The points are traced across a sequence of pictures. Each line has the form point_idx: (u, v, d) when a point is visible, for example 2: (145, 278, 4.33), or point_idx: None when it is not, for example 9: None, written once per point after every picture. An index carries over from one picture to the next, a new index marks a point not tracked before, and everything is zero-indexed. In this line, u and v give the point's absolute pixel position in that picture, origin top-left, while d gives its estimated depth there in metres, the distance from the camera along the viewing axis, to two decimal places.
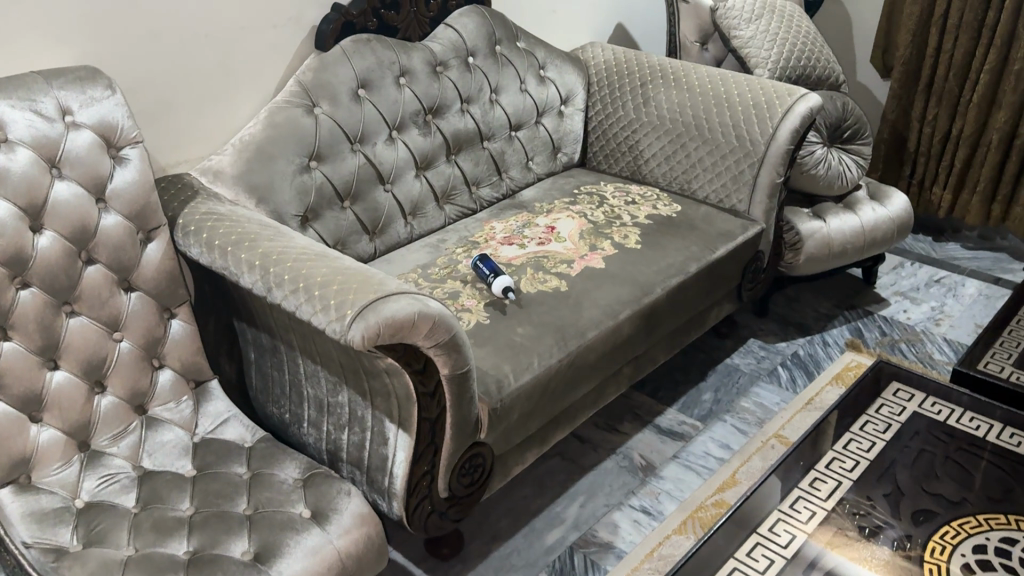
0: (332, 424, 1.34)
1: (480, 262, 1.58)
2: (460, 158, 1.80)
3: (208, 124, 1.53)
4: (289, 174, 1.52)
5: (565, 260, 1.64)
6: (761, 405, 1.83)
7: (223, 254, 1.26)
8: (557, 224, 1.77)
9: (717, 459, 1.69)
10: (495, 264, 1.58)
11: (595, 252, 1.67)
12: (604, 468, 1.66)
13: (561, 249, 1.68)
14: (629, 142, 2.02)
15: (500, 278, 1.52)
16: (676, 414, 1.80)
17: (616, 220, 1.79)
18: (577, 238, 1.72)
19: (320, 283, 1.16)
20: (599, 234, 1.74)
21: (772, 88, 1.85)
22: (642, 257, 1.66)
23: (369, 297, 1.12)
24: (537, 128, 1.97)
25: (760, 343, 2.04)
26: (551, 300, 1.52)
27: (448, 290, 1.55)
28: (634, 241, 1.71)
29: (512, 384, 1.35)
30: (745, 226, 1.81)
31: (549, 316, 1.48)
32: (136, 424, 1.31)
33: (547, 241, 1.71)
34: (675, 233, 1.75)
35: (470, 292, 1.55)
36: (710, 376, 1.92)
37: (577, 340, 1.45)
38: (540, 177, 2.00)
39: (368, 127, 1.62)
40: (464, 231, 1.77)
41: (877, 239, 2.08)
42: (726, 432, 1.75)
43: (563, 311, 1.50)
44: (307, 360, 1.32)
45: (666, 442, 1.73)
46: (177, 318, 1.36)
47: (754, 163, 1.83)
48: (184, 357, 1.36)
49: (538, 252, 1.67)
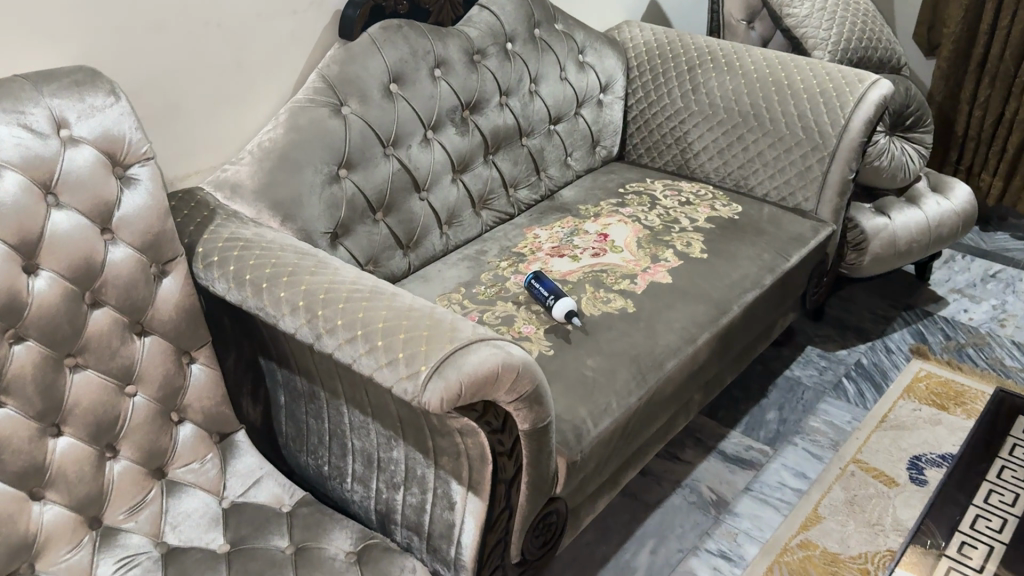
0: (383, 482, 1.15)
1: (535, 281, 1.38)
2: (499, 158, 1.60)
3: (221, 128, 1.31)
4: (318, 185, 1.32)
5: (626, 274, 1.45)
6: (830, 425, 1.68)
7: (257, 292, 1.06)
8: (610, 231, 1.58)
9: (793, 491, 1.53)
10: (553, 283, 1.39)
11: (658, 263, 1.49)
12: (671, 505, 1.50)
13: (619, 260, 1.49)
14: (676, 133, 1.84)
15: (561, 300, 1.33)
16: (742, 437, 1.65)
17: (675, 224, 1.61)
18: (635, 247, 1.53)
19: (382, 330, 0.96)
20: (658, 242, 1.55)
21: (841, 73, 1.67)
22: (711, 268, 1.49)
23: (444, 348, 0.93)
24: (577, 120, 1.77)
25: (818, 352, 1.88)
26: (621, 325, 1.34)
27: (501, 314, 1.36)
28: (699, 250, 1.53)
29: (591, 431, 1.17)
30: (816, 228, 1.64)
31: (621, 344, 1.30)
32: (156, 491, 1.11)
33: (603, 251, 1.52)
34: (742, 239, 1.57)
35: (526, 317, 1.36)
36: (772, 392, 1.76)
37: (656, 373, 1.27)
38: (579, 175, 1.81)
39: (401, 127, 1.41)
40: (505, 240, 1.58)
41: (940, 235, 1.92)
42: (799, 458, 1.60)
43: (637, 338, 1.32)
44: (355, 410, 1.13)
45: (736, 472, 1.57)
46: (197, 362, 1.16)
47: (824, 159, 1.65)
48: (207, 408, 1.17)
49: (594, 264, 1.48)
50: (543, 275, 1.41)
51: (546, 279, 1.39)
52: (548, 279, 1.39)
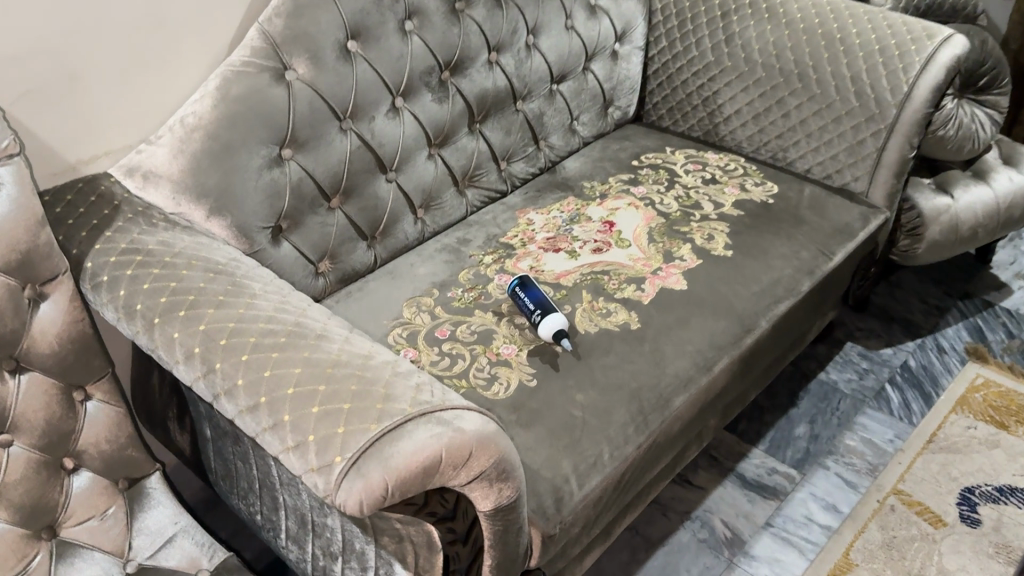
0: (320, 549, 0.95)
1: (519, 289, 1.14)
2: (487, 127, 1.35)
3: (136, 100, 1.07)
4: (255, 170, 1.08)
5: (632, 276, 1.21)
6: (869, 444, 1.45)
7: (147, 329, 0.84)
8: (617, 218, 1.33)
9: (821, 528, 1.32)
10: (542, 292, 1.14)
11: (671, 263, 1.24)
12: (678, 543, 1.29)
13: (625, 258, 1.24)
14: (704, 92, 1.56)
15: (549, 317, 1.09)
16: (765, 458, 1.43)
17: (695, 211, 1.35)
18: (646, 240, 1.28)
19: (293, 398, 0.74)
20: (675, 234, 1.30)
21: (906, 25, 1.37)
22: (736, 271, 1.24)
23: (370, 431, 0.71)
24: (586, 78, 1.50)
25: (859, 350, 1.64)
26: (622, 346, 1.10)
27: (476, 328, 1.13)
28: (722, 246, 1.28)
29: (574, 495, 0.95)
30: (866, 217, 1.38)
31: (620, 374, 1.07)
32: (43, 555, 0.91)
33: (607, 244, 1.27)
34: (775, 231, 1.31)
35: (506, 333, 1.12)
36: (802, 400, 1.53)
37: (661, 412, 1.04)
38: (587, 141, 1.55)
39: (362, 95, 1.16)
40: (492, 226, 1.34)
41: (1010, 217, 1.65)
42: (831, 487, 1.38)
43: (640, 365, 1.08)
44: (282, 465, 0.92)
45: (756, 502, 1.36)
46: (92, 399, 0.95)
47: (879, 132, 1.38)
48: (108, 453, 0.96)
49: (595, 262, 1.23)
50: (531, 281, 1.17)
51: (535, 287, 1.15)
52: (537, 287, 1.15)
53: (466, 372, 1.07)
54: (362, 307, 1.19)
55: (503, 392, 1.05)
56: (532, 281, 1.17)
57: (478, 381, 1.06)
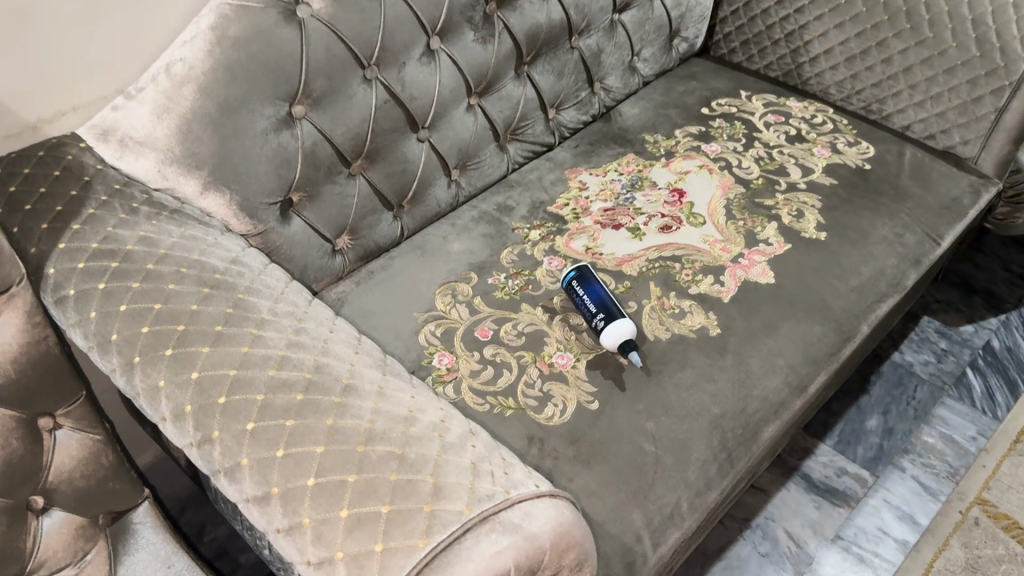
0: None
1: (577, 285, 0.95)
2: (537, 70, 1.13)
3: (109, 43, 0.85)
4: (259, 135, 0.87)
5: (709, 266, 1.02)
6: (949, 442, 1.29)
7: (125, 369, 0.66)
8: (687, 185, 1.13)
9: (896, 543, 1.17)
10: (604, 288, 0.95)
11: (754, 248, 1.04)
12: (737, 557, 1.15)
13: (700, 241, 1.05)
14: (787, 25, 1.32)
15: (615, 325, 0.91)
16: (833, 456, 1.27)
17: (779, 180, 1.14)
18: (723, 218, 1.08)
19: (314, 492, 0.56)
20: (756, 210, 1.09)
21: None
22: (830, 259, 1.04)
23: (418, 550, 0.53)
24: (652, 5, 1.26)
25: (935, 326, 1.47)
26: (700, 359, 0.92)
27: (524, 328, 0.95)
28: (813, 227, 1.08)
29: (647, 558, 0.79)
30: (976, 189, 1.17)
31: (698, 396, 0.89)
32: None
33: (677, 221, 1.07)
34: (874, 208, 1.11)
35: (560, 337, 0.94)
36: (874, 386, 1.37)
37: (748, 447, 0.87)
38: (646, 81, 1.33)
39: (391, 37, 0.94)
40: (539, 190, 1.14)
41: None
42: (907, 494, 1.23)
43: (722, 385, 0.90)
44: None
45: (823, 509, 1.21)
46: (61, 428, 0.76)
47: (1001, 91, 1.14)
48: (84, 488, 0.79)
49: (664, 245, 1.04)
50: (591, 271, 0.97)
51: (596, 281, 0.96)
52: (598, 281, 0.96)
53: (514, 388, 0.89)
54: (386, 294, 1.00)
55: (559, 416, 0.87)
56: (592, 271, 0.97)
57: (528, 401, 0.88)
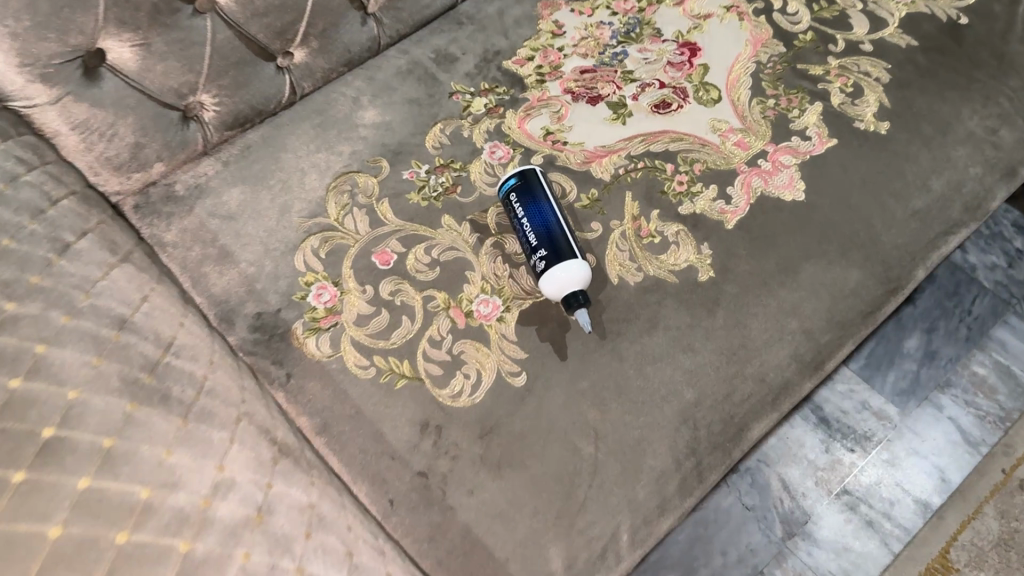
0: None
1: (516, 202, 0.67)
2: None
3: None
4: None
5: (714, 171, 0.72)
6: (1004, 376, 1.04)
7: None
8: (703, 37, 0.80)
9: (915, 504, 0.95)
10: (555, 207, 0.67)
11: (783, 145, 0.74)
12: (715, 510, 0.94)
13: (707, 129, 0.74)
14: None
15: (559, 268, 0.63)
16: (855, 384, 1.03)
17: (835, 35, 0.81)
18: (747, 94, 0.76)
19: None
20: (797, 83, 0.77)
21: None
22: (887, 167, 0.73)
23: None
24: None
25: (1014, 217, 1.15)
26: (679, 318, 0.66)
27: (441, 254, 0.68)
28: (873, 114, 0.76)
29: None
30: None
31: (669, 375, 0.64)
32: None
33: (679, 96, 0.76)
34: (963, 88, 0.78)
35: (487, 273, 0.67)
36: (923, 293, 1.09)
37: (727, 453, 0.62)
38: None
39: None
40: (494, 33, 0.82)
41: None
42: (940, 442, 0.99)
43: (704, 359, 0.64)
44: None
45: (832, 454, 0.98)
46: None
47: None
48: None
49: (656, 134, 0.74)
50: (542, 178, 0.68)
51: (546, 195, 0.67)
52: (549, 195, 0.67)
53: (413, 346, 0.64)
54: (263, 186, 0.73)
55: (467, 393, 0.62)
56: (544, 177, 0.68)
57: (429, 368, 0.63)
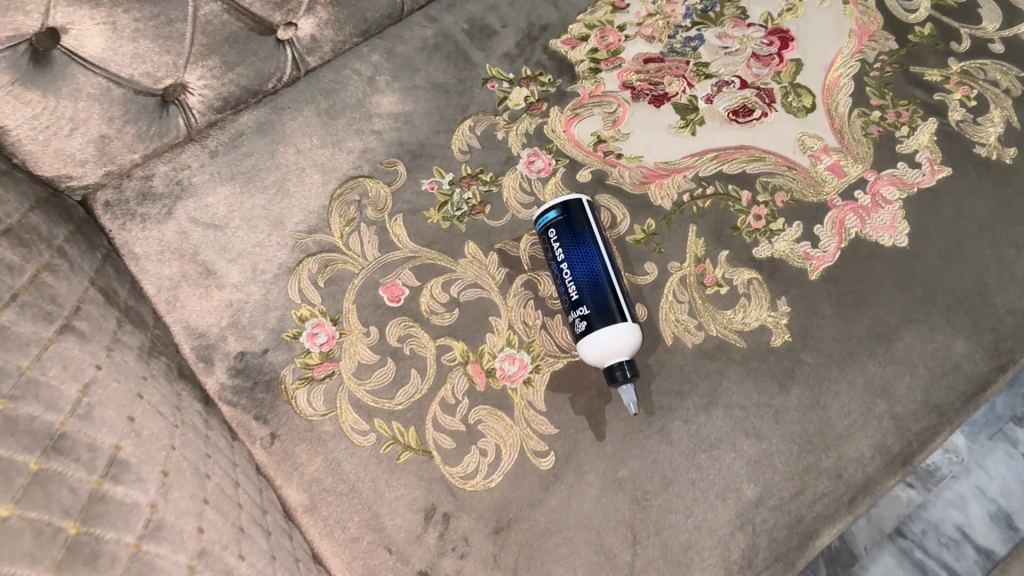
0: None
1: (556, 241, 0.55)
2: None
3: None
4: None
5: (799, 203, 0.59)
6: None
7: None
8: (797, 22, 0.66)
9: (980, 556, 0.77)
10: (603, 249, 0.54)
11: (886, 172, 0.60)
12: None
13: (794, 148, 0.61)
14: None
15: (603, 334, 0.52)
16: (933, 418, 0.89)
17: (959, 28, 0.65)
18: (846, 103, 0.62)
19: None
20: (908, 91, 0.63)
21: None
22: (1012, 207, 0.60)
23: None
24: None
25: None
26: (744, 394, 0.55)
27: (461, 292, 0.57)
28: (999, 137, 0.62)
29: None
30: None
31: (726, 466, 0.53)
32: None
33: (763, 101, 0.62)
34: None
35: (516, 320, 0.56)
36: None
37: (789, 567, 0.52)
38: None
39: None
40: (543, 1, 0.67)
41: None
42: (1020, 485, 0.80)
43: (771, 448, 0.54)
44: None
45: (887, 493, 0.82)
46: None
47: None
48: None
49: (731, 150, 0.61)
50: (588, 210, 0.55)
51: (592, 233, 0.54)
52: (597, 234, 0.55)
53: (422, 409, 0.54)
54: (256, 188, 0.61)
55: (483, 475, 0.52)
56: (591, 208, 0.56)
57: (439, 439, 0.53)
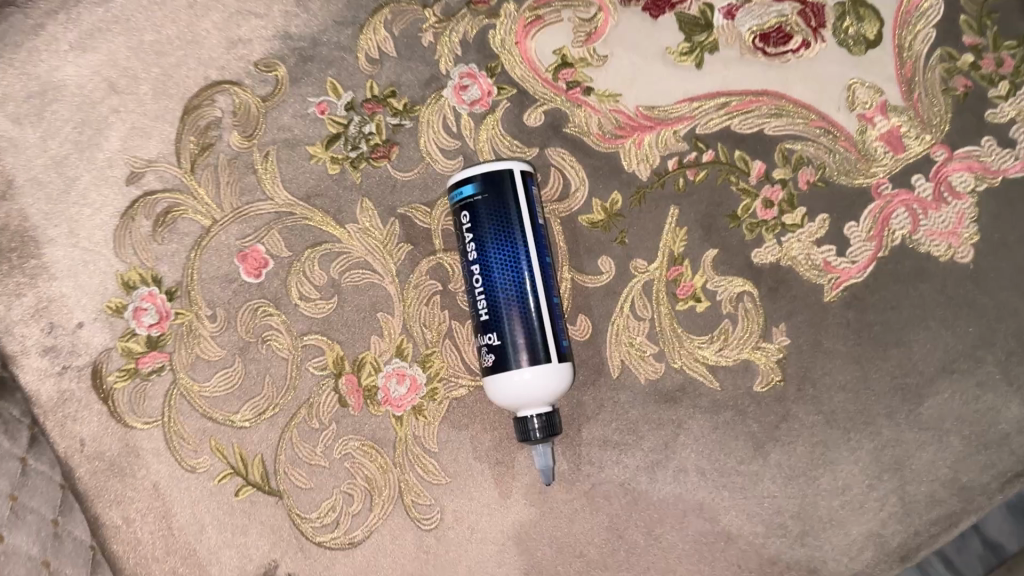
0: None
1: (468, 230, 0.39)
2: None
3: None
4: None
5: (831, 187, 0.42)
6: None
7: None
8: None
9: None
10: (534, 247, 0.39)
11: (963, 150, 0.42)
12: None
13: (838, 102, 0.43)
14: None
15: (515, 377, 0.37)
16: None
17: None
18: (927, 38, 0.43)
19: None
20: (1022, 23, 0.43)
21: None
22: None
23: None
24: None
25: None
26: (705, 455, 0.40)
27: (343, 273, 0.42)
28: None
29: None
30: None
31: (666, 550, 0.40)
32: None
33: (807, 23, 0.43)
34: None
35: (413, 323, 0.42)
36: None
37: None
38: None
39: None
40: None
41: None
42: None
43: (730, 530, 0.40)
44: None
45: None
46: None
47: None
48: None
49: (747, 99, 0.42)
50: (521, 187, 0.39)
51: (523, 224, 0.38)
52: (529, 224, 0.39)
53: (274, 431, 0.41)
54: (84, 84, 0.44)
55: (346, 529, 0.40)
56: (526, 181, 0.39)
57: (292, 475, 0.41)
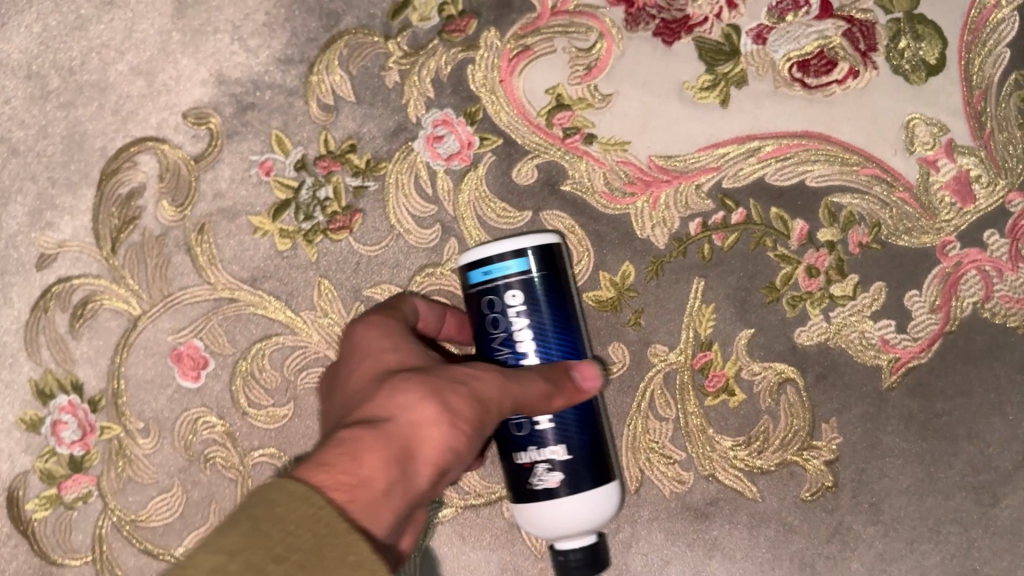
0: None
1: (490, 315, 0.31)
2: None
3: None
4: None
5: (890, 251, 0.35)
6: None
7: None
8: None
9: None
10: (568, 339, 0.31)
11: None
12: None
13: (895, 144, 0.35)
14: None
15: (551, 506, 0.30)
16: None
17: None
18: (1000, 60, 0.35)
19: None
20: None
21: None
22: None
23: None
24: None
25: None
26: None
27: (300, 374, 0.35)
28: None
29: None
30: None
31: None
32: None
33: (854, 47, 0.35)
34: None
35: None
36: None
37: None
38: None
39: None
40: None
41: None
42: None
43: None
44: None
45: None
46: None
47: None
48: None
49: (785, 142, 0.35)
50: (552, 261, 0.31)
51: (554, 311, 0.31)
52: (562, 310, 0.31)
53: None
54: None
55: None
56: (557, 255, 0.31)
57: None
